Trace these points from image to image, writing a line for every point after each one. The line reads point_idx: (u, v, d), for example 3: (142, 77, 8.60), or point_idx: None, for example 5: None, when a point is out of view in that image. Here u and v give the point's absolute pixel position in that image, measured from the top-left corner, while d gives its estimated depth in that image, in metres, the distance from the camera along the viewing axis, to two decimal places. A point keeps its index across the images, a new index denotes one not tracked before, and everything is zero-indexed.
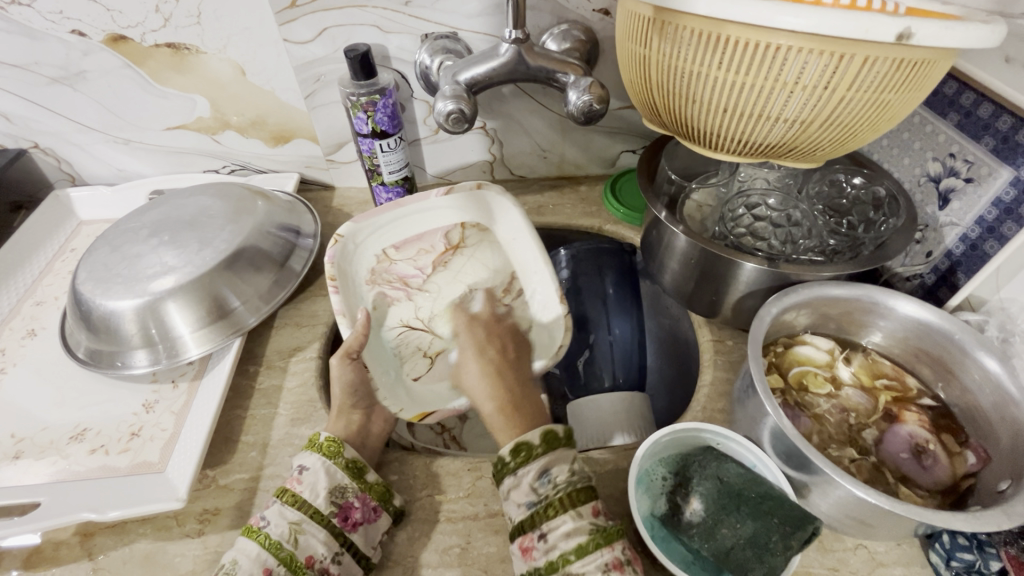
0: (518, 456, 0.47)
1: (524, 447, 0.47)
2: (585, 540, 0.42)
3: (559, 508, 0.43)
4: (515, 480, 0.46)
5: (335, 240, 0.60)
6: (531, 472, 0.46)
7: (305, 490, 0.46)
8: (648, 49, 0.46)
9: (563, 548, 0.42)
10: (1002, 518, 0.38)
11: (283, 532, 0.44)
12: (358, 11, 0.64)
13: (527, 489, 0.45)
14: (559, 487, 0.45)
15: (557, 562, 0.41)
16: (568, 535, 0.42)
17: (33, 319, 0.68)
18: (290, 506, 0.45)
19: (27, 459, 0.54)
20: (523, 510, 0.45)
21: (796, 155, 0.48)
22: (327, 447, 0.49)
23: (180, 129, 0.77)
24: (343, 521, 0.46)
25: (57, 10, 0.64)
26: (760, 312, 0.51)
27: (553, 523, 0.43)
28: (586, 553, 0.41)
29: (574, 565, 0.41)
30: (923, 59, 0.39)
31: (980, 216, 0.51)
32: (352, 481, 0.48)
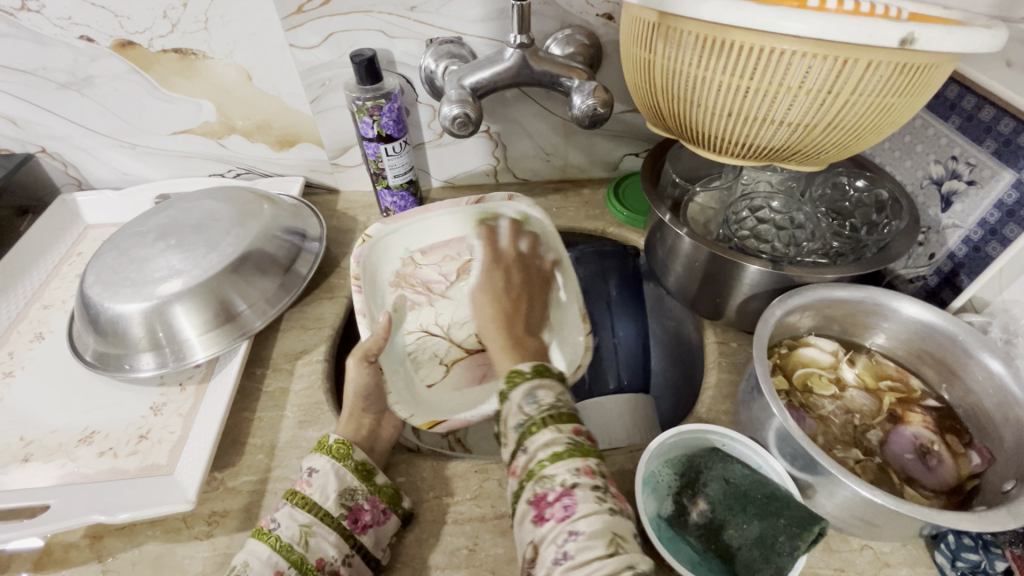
0: (511, 381, 0.47)
1: (517, 375, 0.48)
2: (560, 449, 0.41)
3: (539, 423, 0.43)
4: (507, 403, 0.46)
5: (364, 238, 0.63)
6: (518, 395, 0.46)
7: (315, 493, 0.46)
8: (652, 55, 0.47)
9: (540, 456, 0.41)
10: (1007, 518, 0.38)
11: (295, 535, 0.44)
12: (364, 17, 0.65)
13: (516, 411, 0.45)
14: (542, 408, 0.44)
15: (535, 470, 0.41)
16: (547, 445, 0.42)
17: (41, 323, 0.68)
18: (300, 508, 0.46)
19: (36, 462, 0.55)
20: (510, 432, 0.44)
21: (799, 158, 0.49)
22: (336, 449, 0.49)
23: (186, 133, 0.77)
24: (353, 523, 0.46)
25: (66, 16, 0.65)
26: (765, 314, 0.51)
27: (533, 437, 0.43)
28: (559, 459, 0.41)
29: (547, 469, 0.40)
30: (925, 63, 0.40)
31: (982, 218, 0.52)
32: (362, 483, 0.48)
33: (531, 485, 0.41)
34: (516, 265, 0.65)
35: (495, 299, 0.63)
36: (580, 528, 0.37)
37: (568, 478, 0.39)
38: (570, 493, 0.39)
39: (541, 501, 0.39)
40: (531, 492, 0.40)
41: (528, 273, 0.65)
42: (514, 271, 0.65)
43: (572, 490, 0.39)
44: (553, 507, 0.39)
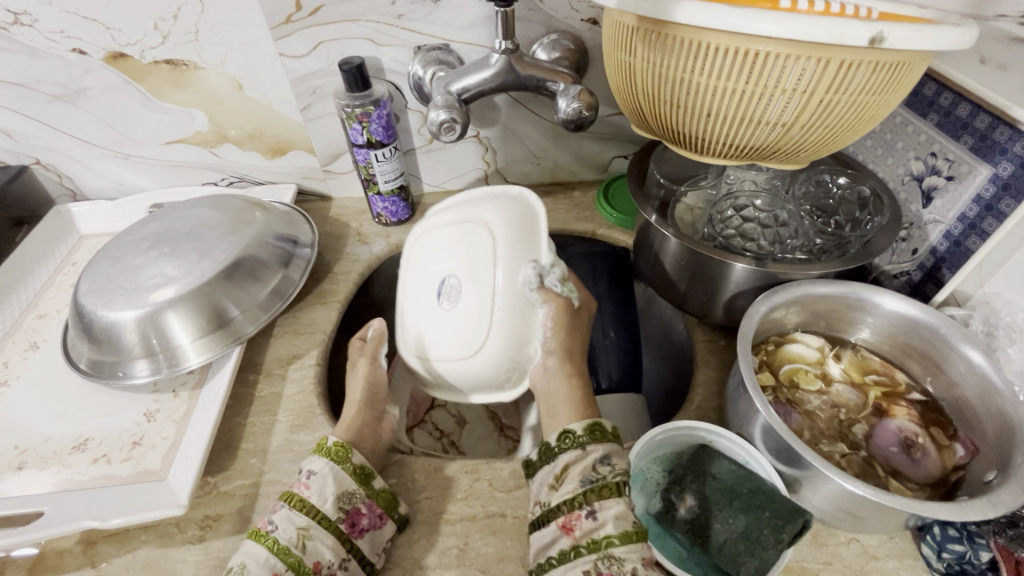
0: (591, 434, 0.47)
1: (598, 429, 0.48)
2: (629, 529, 0.42)
3: (615, 490, 0.43)
4: (581, 453, 0.46)
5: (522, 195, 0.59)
6: (597, 452, 0.46)
7: (313, 495, 0.47)
8: (632, 58, 0.48)
9: (608, 529, 0.42)
10: (988, 507, 0.38)
11: (293, 538, 0.44)
12: (353, 25, 0.66)
13: (587, 467, 0.45)
14: (618, 473, 0.45)
15: (602, 543, 0.41)
16: (616, 518, 0.42)
17: (36, 333, 0.69)
18: (298, 511, 0.46)
19: (30, 470, 0.55)
20: (573, 486, 0.45)
21: (780, 157, 0.49)
22: (335, 451, 0.50)
23: (179, 143, 0.78)
24: (351, 527, 0.47)
25: (58, 30, 0.66)
26: (749, 311, 0.52)
27: (604, 503, 0.43)
28: (629, 540, 0.41)
29: (617, 549, 0.41)
30: (898, 62, 0.41)
31: (962, 212, 0.52)
32: (359, 486, 0.49)
33: (594, 556, 0.41)
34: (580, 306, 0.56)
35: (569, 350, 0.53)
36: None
37: (637, 565, 0.40)
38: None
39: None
40: (592, 565, 0.41)
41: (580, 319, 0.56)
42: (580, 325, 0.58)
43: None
44: None
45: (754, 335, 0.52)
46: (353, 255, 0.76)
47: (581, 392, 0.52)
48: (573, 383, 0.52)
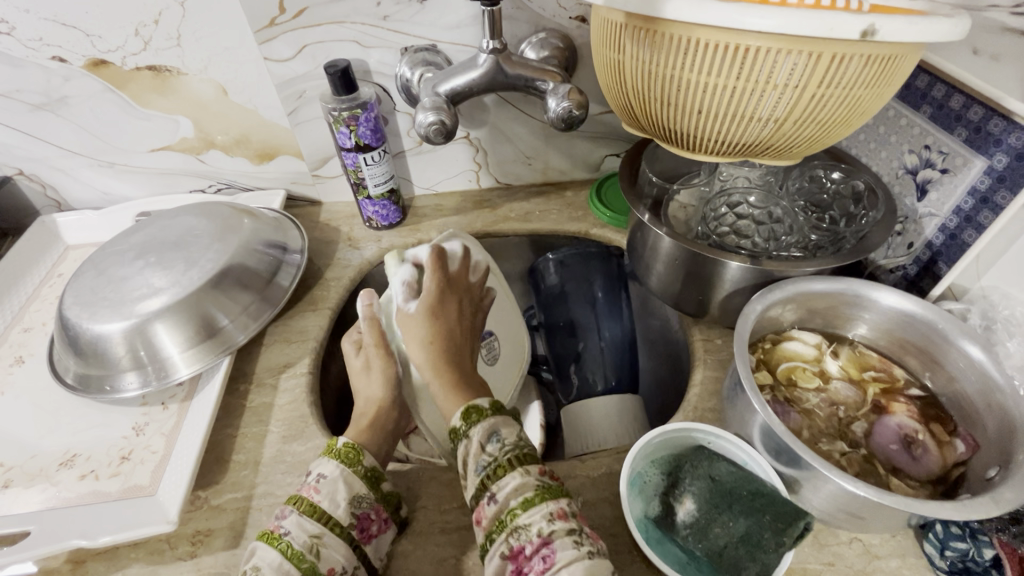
0: (469, 419, 0.45)
1: (474, 411, 0.45)
2: (531, 494, 0.41)
3: (507, 467, 0.42)
4: (465, 443, 0.44)
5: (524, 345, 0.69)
6: (479, 435, 0.44)
7: (324, 500, 0.45)
8: (622, 55, 0.47)
9: (510, 504, 0.41)
10: (990, 505, 0.38)
11: (304, 544, 0.43)
12: (338, 27, 0.65)
13: (477, 452, 0.43)
14: (506, 448, 0.43)
15: (506, 520, 0.41)
16: (516, 490, 0.41)
17: (21, 347, 0.68)
18: (308, 517, 0.44)
19: (16, 488, 0.54)
20: (471, 473, 0.43)
21: (772, 153, 0.49)
22: (346, 454, 0.48)
23: (165, 150, 0.77)
24: (359, 532, 0.46)
25: (37, 38, 0.65)
26: (745, 309, 0.51)
27: (501, 482, 0.42)
28: (531, 506, 0.40)
29: (521, 519, 0.40)
30: (890, 54, 0.40)
31: (957, 205, 0.52)
32: (368, 490, 0.47)
33: (503, 538, 0.40)
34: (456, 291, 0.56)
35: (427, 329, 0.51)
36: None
37: (543, 527, 0.39)
38: (546, 544, 0.39)
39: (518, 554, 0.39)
40: (504, 546, 0.40)
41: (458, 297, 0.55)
42: (456, 301, 0.55)
43: (549, 540, 0.39)
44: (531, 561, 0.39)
45: (751, 334, 0.51)
46: (344, 260, 0.75)
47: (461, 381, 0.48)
48: (445, 375, 0.48)
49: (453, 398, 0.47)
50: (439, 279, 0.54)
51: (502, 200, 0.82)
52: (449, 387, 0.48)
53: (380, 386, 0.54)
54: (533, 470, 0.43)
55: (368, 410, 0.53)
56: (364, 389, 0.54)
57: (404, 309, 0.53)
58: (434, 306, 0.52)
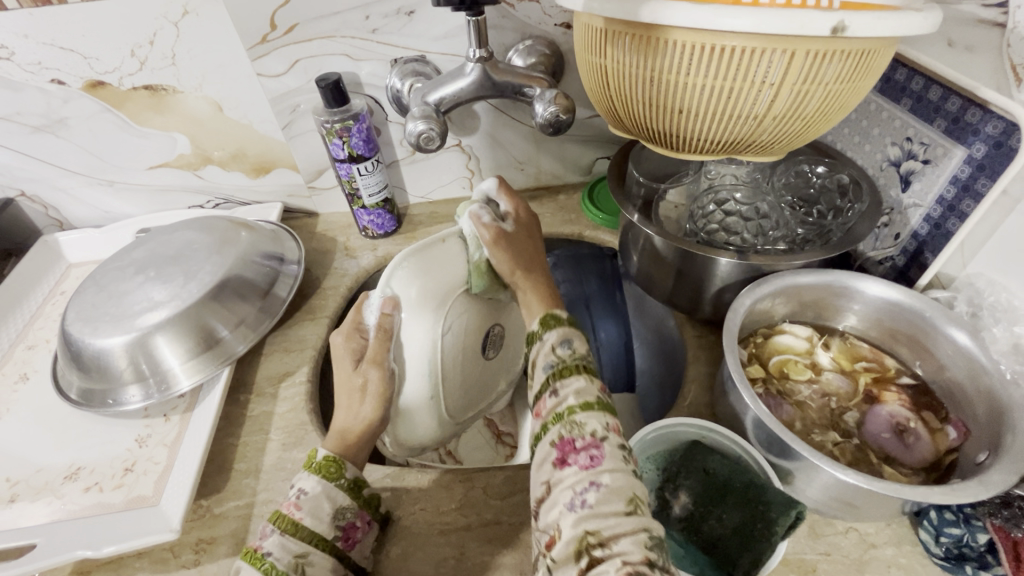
0: (546, 326, 0.46)
1: (552, 319, 0.46)
2: (592, 399, 0.39)
3: (574, 368, 0.41)
4: (538, 345, 0.45)
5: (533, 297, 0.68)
6: (552, 338, 0.44)
7: (306, 517, 0.45)
8: (604, 60, 0.48)
9: (570, 401, 0.39)
10: (979, 488, 0.38)
11: (289, 565, 0.42)
12: (327, 42, 0.66)
13: (547, 352, 0.44)
14: (575, 355, 0.43)
15: (563, 415, 0.39)
16: (578, 391, 0.40)
17: (25, 364, 0.69)
18: (290, 535, 0.44)
19: (23, 502, 0.55)
20: (539, 374, 0.43)
21: (756, 149, 0.49)
22: (327, 468, 0.47)
23: (163, 167, 0.78)
24: (345, 541, 0.46)
25: (36, 61, 0.66)
26: (734, 304, 0.52)
27: (565, 380, 0.41)
28: (590, 409, 0.39)
29: (578, 416, 0.38)
30: (863, 49, 0.41)
31: (940, 195, 0.52)
32: (351, 500, 0.47)
33: (557, 428, 0.38)
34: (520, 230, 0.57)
35: (507, 265, 0.54)
36: (602, 480, 0.35)
37: (598, 429, 0.37)
38: (597, 445, 0.37)
39: (566, 445, 0.37)
40: (556, 435, 0.38)
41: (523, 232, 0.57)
42: (528, 244, 0.57)
43: (600, 443, 0.37)
44: (578, 455, 0.37)
45: (740, 328, 0.52)
46: (341, 269, 0.76)
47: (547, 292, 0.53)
48: (538, 289, 0.53)
49: (535, 307, 0.51)
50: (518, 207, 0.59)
51: None
52: (540, 295, 0.52)
53: (370, 407, 0.51)
54: (593, 382, 0.41)
55: (353, 426, 0.50)
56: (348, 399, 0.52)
57: (497, 229, 0.55)
58: (521, 227, 0.57)
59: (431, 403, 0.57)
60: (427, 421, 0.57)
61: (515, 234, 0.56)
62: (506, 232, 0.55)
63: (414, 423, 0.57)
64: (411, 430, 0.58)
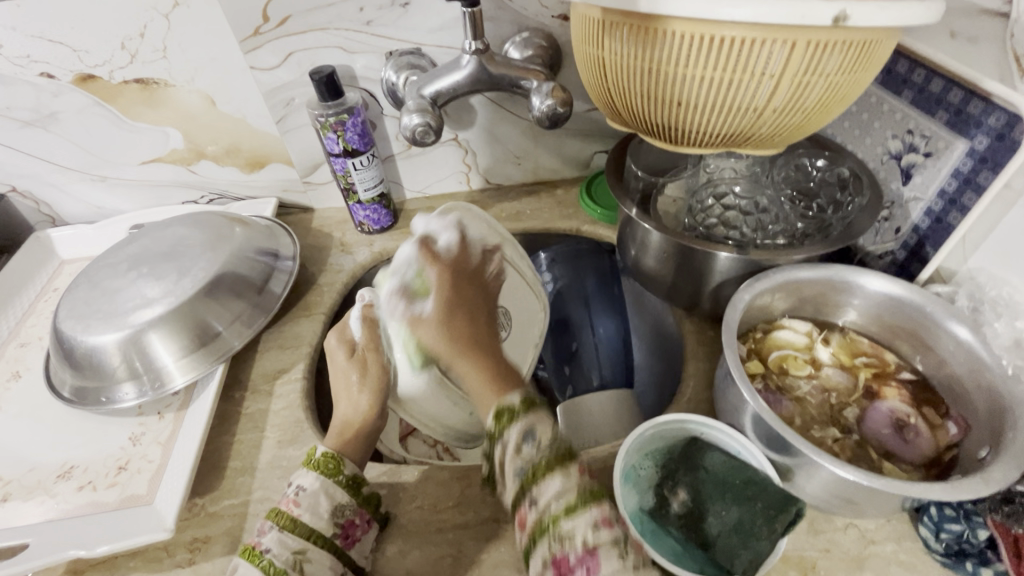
0: (501, 421, 0.39)
1: (506, 411, 0.40)
2: (574, 498, 0.35)
3: (546, 468, 0.37)
4: (500, 447, 0.39)
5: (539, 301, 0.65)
6: (514, 435, 0.38)
7: (304, 514, 0.45)
8: (601, 52, 0.47)
9: (552, 509, 0.35)
10: (980, 484, 0.38)
11: (287, 561, 0.43)
12: (322, 34, 0.65)
13: (513, 455, 0.38)
14: (542, 449, 0.38)
15: (548, 525, 0.35)
16: (558, 494, 0.36)
17: (17, 362, 0.68)
18: (289, 532, 0.44)
19: (15, 501, 0.54)
20: (510, 478, 0.38)
21: (756, 142, 0.49)
22: (325, 464, 0.48)
23: (156, 162, 0.77)
24: (345, 539, 0.46)
25: (24, 55, 0.65)
26: (733, 299, 0.51)
27: (542, 485, 0.36)
28: (575, 511, 0.35)
29: (564, 526, 0.34)
30: (865, 39, 0.40)
31: (941, 188, 0.52)
32: (350, 497, 0.47)
33: (544, 545, 0.35)
34: (461, 283, 0.51)
35: (450, 334, 0.46)
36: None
37: (588, 536, 0.34)
38: (591, 554, 0.33)
39: (560, 564, 0.34)
40: (547, 551, 0.34)
41: (462, 287, 0.50)
42: (472, 294, 0.50)
43: (594, 551, 0.33)
44: (575, 572, 0.33)
45: (739, 323, 0.51)
46: (337, 265, 0.75)
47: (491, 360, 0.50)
48: (480, 368, 0.44)
49: (487, 391, 0.42)
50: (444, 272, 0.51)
51: (493, 201, 0.82)
52: (486, 381, 0.43)
53: (368, 400, 0.52)
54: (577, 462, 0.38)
55: (353, 420, 0.52)
56: (351, 395, 0.53)
57: (415, 313, 0.49)
58: (454, 300, 0.49)
59: (437, 393, 0.54)
60: (438, 407, 0.55)
61: (439, 312, 0.48)
62: (443, 265, 0.52)
63: (430, 410, 0.55)
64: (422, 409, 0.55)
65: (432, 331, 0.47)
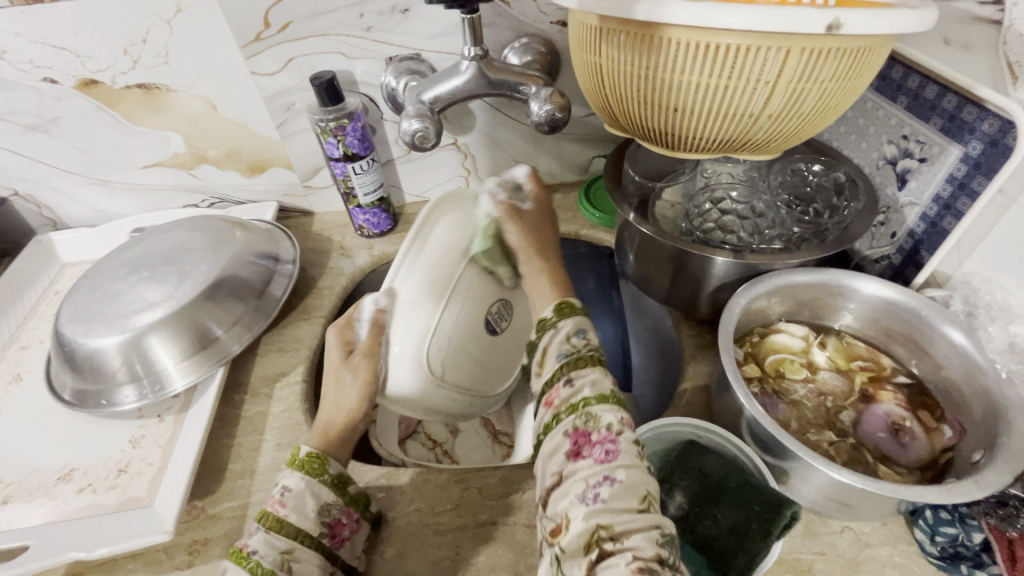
0: (560, 312, 0.47)
1: (566, 307, 0.47)
2: (606, 393, 0.39)
3: (590, 359, 0.42)
4: (552, 332, 0.45)
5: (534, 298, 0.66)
6: (567, 326, 0.45)
7: (291, 514, 0.45)
8: (599, 58, 0.48)
9: (586, 393, 0.40)
10: (974, 488, 0.38)
11: (276, 562, 0.42)
12: (322, 40, 0.66)
13: (562, 341, 0.44)
14: (591, 344, 0.44)
15: (578, 405, 0.39)
16: (593, 383, 0.40)
17: (18, 364, 0.69)
18: (276, 532, 0.43)
19: (16, 503, 0.55)
20: (550, 360, 0.43)
21: (753, 148, 0.49)
22: (309, 464, 0.48)
23: (157, 166, 0.78)
24: (332, 539, 0.46)
25: (27, 60, 0.66)
26: (729, 303, 0.51)
27: (581, 370, 0.41)
28: (605, 401, 0.39)
29: (593, 408, 0.38)
30: (859, 47, 0.41)
31: (936, 193, 0.52)
32: (337, 496, 0.47)
33: (571, 418, 0.38)
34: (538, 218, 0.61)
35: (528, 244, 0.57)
36: (617, 476, 0.35)
37: (615, 423, 0.37)
38: (613, 439, 0.36)
39: (580, 437, 0.37)
40: (570, 426, 0.38)
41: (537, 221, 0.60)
42: (542, 222, 0.61)
43: (616, 436, 0.36)
44: (593, 449, 0.36)
45: (735, 327, 0.51)
46: (337, 269, 0.76)
47: (553, 278, 0.54)
48: (542, 271, 0.54)
49: (548, 294, 0.52)
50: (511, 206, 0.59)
51: None
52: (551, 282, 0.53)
53: (356, 398, 0.52)
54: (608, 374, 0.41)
55: (336, 420, 0.52)
56: (341, 390, 0.53)
57: (513, 207, 0.59)
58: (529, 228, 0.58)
59: (435, 392, 0.54)
60: (437, 405, 0.55)
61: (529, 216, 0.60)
62: (524, 219, 0.59)
63: (427, 409, 0.55)
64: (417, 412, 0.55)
65: (521, 234, 0.57)
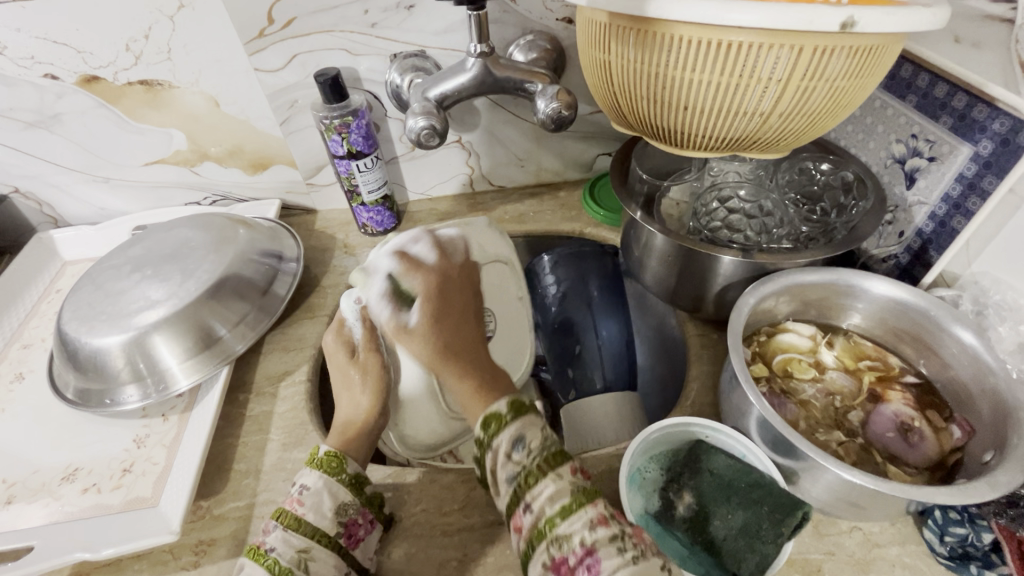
0: (489, 428, 0.39)
1: (493, 419, 0.40)
2: (569, 501, 0.37)
3: (539, 474, 0.38)
4: (490, 454, 0.39)
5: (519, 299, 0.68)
6: (504, 441, 0.39)
7: (309, 513, 0.44)
8: (608, 56, 0.47)
9: (548, 513, 0.36)
10: (986, 489, 0.38)
11: (292, 560, 0.42)
12: (327, 36, 0.65)
13: (504, 462, 0.39)
14: (533, 454, 0.38)
15: (546, 530, 0.36)
16: (551, 499, 0.37)
17: (21, 363, 0.68)
18: (293, 530, 0.43)
19: (19, 503, 0.54)
20: (502, 485, 0.39)
21: (762, 147, 0.49)
22: (328, 463, 0.47)
23: (159, 164, 0.77)
24: (347, 539, 0.45)
25: (28, 56, 0.65)
26: (738, 302, 0.51)
27: (535, 490, 0.37)
28: (571, 512, 0.36)
29: (559, 528, 0.36)
30: (872, 44, 0.40)
31: (945, 193, 0.52)
32: (354, 496, 0.47)
33: (544, 548, 0.36)
34: (453, 285, 0.47)
35: (438, 343, 0.43)
36: None
37: (586, 535, 0.35)
38: (591, 553, 0.34)
39: (559, 565, 0.35)
40: (546, 556, 0.35)
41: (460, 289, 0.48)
42: (461, 294, 0.47)
43: (593, 549, 0.34)
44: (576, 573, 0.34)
45: (744, 326, 0.51)
46: (340, 267, 0.75)
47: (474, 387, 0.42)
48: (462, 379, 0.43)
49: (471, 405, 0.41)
50: (431, 279, 0.47)
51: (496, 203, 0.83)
52: (470, 395, 0.42)
53: (369, 401, 0.53)
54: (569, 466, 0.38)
55: (354, 420, 0.52)
56: (352, 393, 0.53)
57: (400, 325, 0.46)
58: (437, 309, 0.45)
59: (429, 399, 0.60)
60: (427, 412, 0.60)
61: (423, 322, 0.44)
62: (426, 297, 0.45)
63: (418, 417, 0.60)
64: (409, 419, 0.60)
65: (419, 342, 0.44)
